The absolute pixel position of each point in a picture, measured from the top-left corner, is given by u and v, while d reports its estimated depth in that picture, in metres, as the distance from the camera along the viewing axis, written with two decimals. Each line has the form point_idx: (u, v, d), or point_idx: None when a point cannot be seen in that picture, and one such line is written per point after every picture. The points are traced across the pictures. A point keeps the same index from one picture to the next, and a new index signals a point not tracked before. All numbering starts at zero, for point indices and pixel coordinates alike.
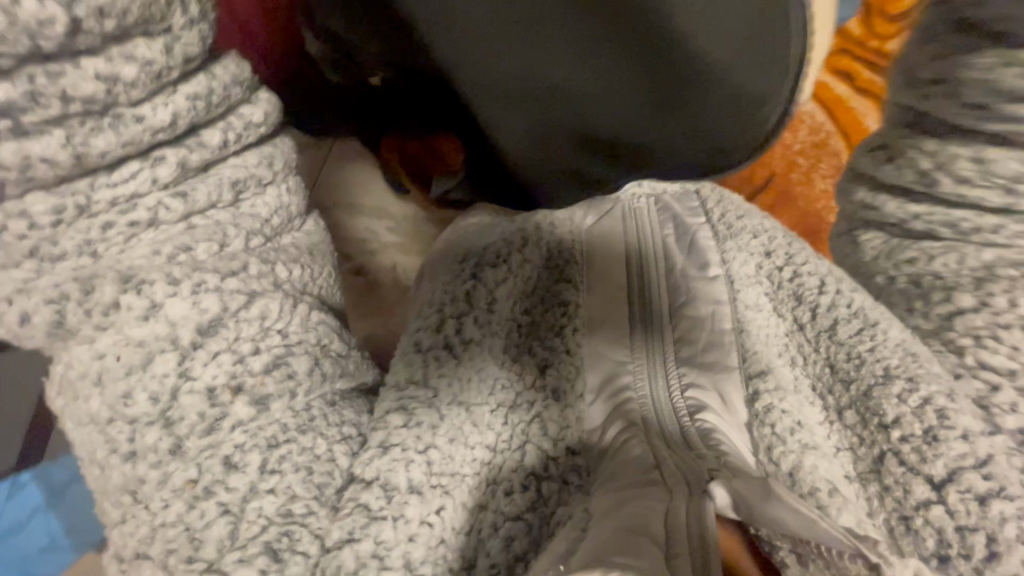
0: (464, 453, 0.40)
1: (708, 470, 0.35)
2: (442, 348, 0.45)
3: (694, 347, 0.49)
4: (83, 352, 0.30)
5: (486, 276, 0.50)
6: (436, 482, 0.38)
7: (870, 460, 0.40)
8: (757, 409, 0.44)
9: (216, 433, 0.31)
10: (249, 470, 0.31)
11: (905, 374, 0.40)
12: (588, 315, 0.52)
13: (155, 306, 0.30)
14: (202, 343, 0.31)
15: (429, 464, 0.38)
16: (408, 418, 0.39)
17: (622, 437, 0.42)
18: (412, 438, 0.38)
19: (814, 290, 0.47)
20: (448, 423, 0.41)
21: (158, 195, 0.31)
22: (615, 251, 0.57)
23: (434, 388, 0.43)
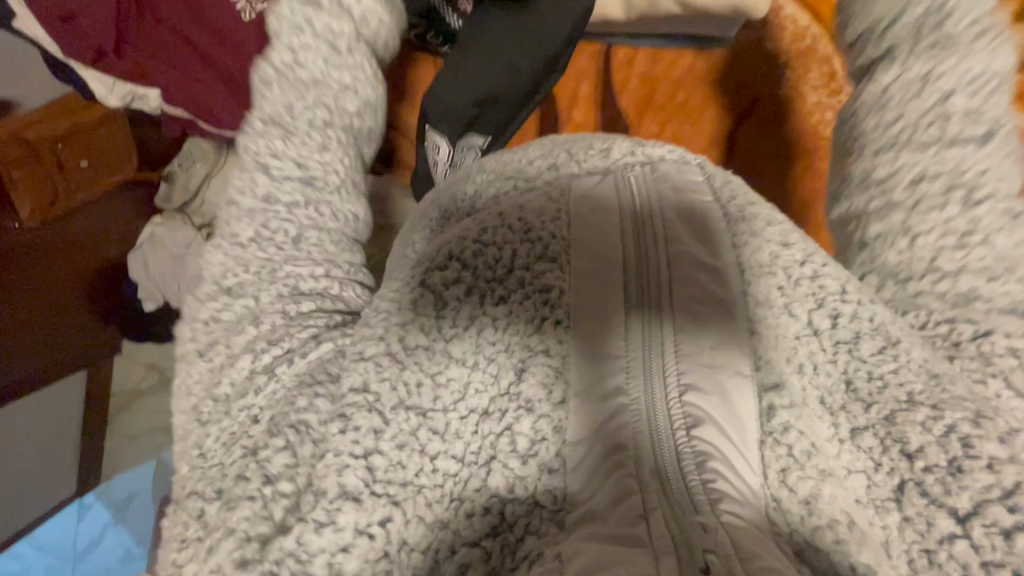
0: (420, 463, 0.36)
1: (702, 550, 0.32)
2: (385, 353, 0.39)
3: (700, 344, 0.41)
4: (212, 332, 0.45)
5: (436, 283, 0.41)
6: (380, 491, 0.35)
7: (889, 488, 0.39)
8: (773, 426, 0.39)
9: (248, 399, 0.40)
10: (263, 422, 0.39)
11: (930, 402, 0.40)
12: (578, 301, 0.42)
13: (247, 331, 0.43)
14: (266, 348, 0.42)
15: (370, 470, 0.35)
16: (343, 424, 0.36)
17: (607, 468, 0.36)
18: (349, 443, 0.36)
19: (835, 294, 0.43)
20: (394, 427, 0.36)
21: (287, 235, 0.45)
22: (608, 216, 0.47)
23: (376, 391, 0.37)
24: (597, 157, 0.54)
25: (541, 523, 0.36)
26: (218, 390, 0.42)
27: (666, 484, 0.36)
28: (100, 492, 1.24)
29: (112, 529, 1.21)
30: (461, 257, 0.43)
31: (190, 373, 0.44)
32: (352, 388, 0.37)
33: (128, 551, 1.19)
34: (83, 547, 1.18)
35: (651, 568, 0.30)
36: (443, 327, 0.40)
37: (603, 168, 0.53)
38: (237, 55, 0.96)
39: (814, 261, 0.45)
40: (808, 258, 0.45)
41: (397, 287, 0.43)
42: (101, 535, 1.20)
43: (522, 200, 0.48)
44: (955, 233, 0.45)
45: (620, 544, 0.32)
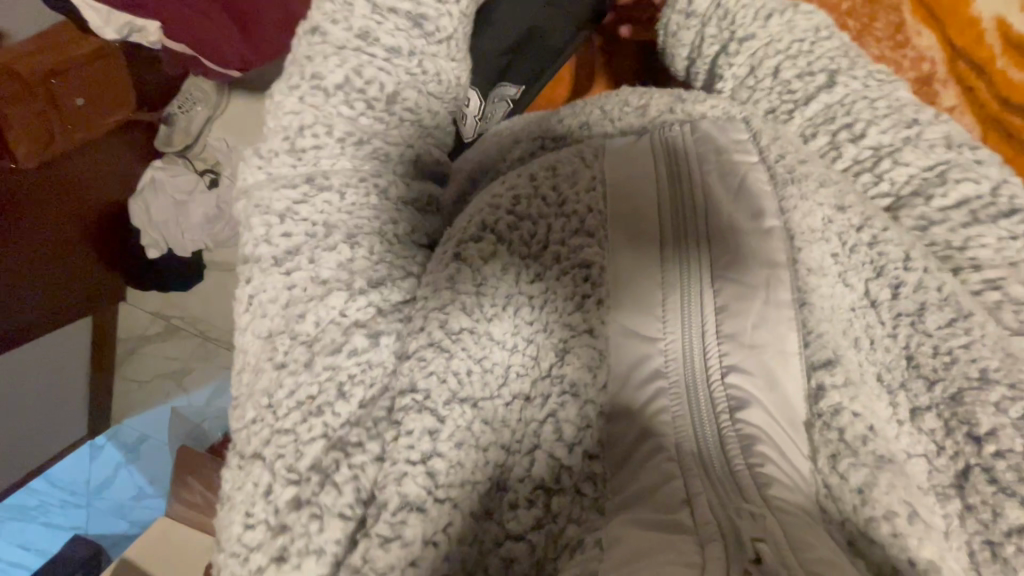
0: (476, 458, 0.34)
1: (752, 536, 0.30)
2: (428, 344, 0.36)
3: (744, 321, 0.38)
4: (279, 278, 0.40)
5: (472, 257, 0.39)
6: (444, 496, 0.33)
7: (952, 474, 0.37)
8: (822, 408, 0.37)
9: (340, 357, 0.37)
10: (352, 402, 0.36)
11: (1006, 380, 0.38)
12: (615, 278, 0.40)
13: (350, 260, 0.40)
14: (362, 293, 0.39)
15: (431, 476, 0.33)
16: (399, 429, 0.34)
17: (648, 454, 0.35)
18: (405, 450, 0.33)
19: (897, 263, 0.42)
20: (451, 424, 0.34)
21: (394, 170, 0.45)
22: (643, 184, 0.45)
23: (426, 389, 0.35)
24: (632, 115, 0.52)
25: (581, 510, 0.35)
26: (298, 329, 0.38)
27: (710, 470, 0.35)
28: (112, 435, 1.49)
29: (126, 467, 1.45)
30: (496, 228, 0.41)
31: (262, 287, 0.40)
32: (405, 389, 0.35)
33: (140, 490, 1.43)
34: (95, 485, 1.44)
35: (696, 556, 0.29)
36: (484, 305, 0.38)
37: (638, 129, 0.51)
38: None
39: (874, 227, 0.43)
40: (866, 223, 0.43)
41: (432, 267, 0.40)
42: (116, 469, 1.45)
43: (553, 158, 0.46)
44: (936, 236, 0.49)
45: (663, 532, 0.31)
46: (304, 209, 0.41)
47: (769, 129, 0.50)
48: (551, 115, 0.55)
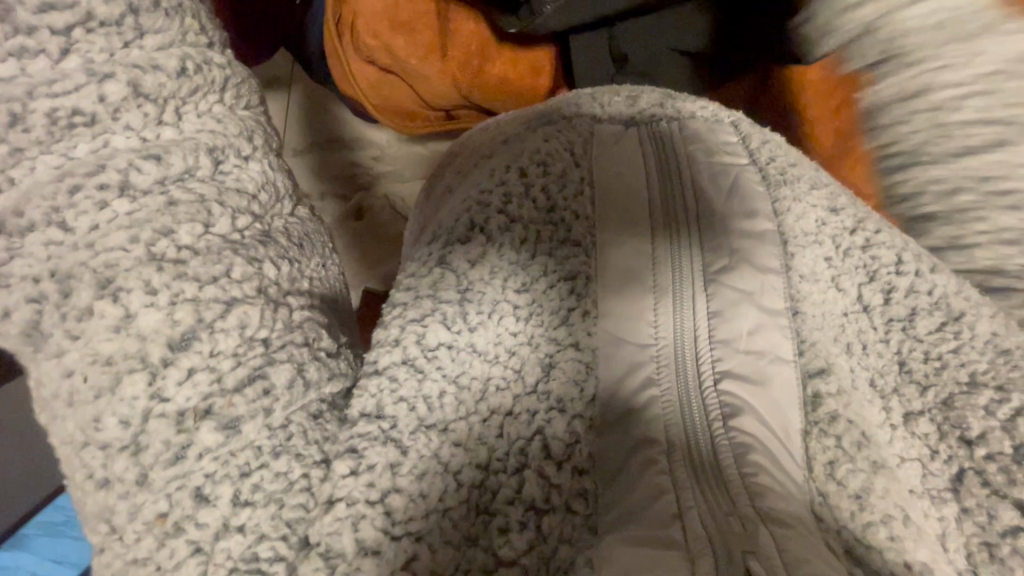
0: (442, 482, 0.32)
1: (742, 556, 0.30)
2: (401, 362, 0.35)
3: (737, 328, 0.38)
4: (52, 367, 0.26)
5: (458, 260, 0.40)
6: (400, 532, 0.29)
7: (948, 478, 0.37)
8: (821, 416, 0.37)
9: (184, 461, 0.26)
10: (220, 504, 0.27)
11: (994, 383, 0.38)
12: (604, 287, 0.40)
13: (128, 317, 0.26)
14: (174, 359, 0.26)
15: (388, 515, 0.29)
16: (356, 462, 0.30)
17: (640, 463, 0.34)
18: (363, 485, 0.30)
19: (890, 267, 0.41)
20: (413, 456, 0.31)
21: (128, 156, 0.27)
22: (635, 185, 0.44)
23: (391, 417, 0.32)
24: (623, 103, 0.51)
25: (575, 530, 0.33)
26: (100, 436, 0.26)
27: (705, 480, 0.34)
28: None
29: None
30: (487, 227, 0.41)
31: (39, 376, 0.27)
32: (363, 414, 0.32)
33: None
34: None
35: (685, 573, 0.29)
36: (467, 314, 0.37)
37: (628, 117, 0.50)
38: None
39: (867, 229, 0.42)
40: (858, 227, 0.43)
41: (414, 268, 0.40)
42: None
43: (541, 147, 0.45)
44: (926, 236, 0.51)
45: (651, 548, 0.31)
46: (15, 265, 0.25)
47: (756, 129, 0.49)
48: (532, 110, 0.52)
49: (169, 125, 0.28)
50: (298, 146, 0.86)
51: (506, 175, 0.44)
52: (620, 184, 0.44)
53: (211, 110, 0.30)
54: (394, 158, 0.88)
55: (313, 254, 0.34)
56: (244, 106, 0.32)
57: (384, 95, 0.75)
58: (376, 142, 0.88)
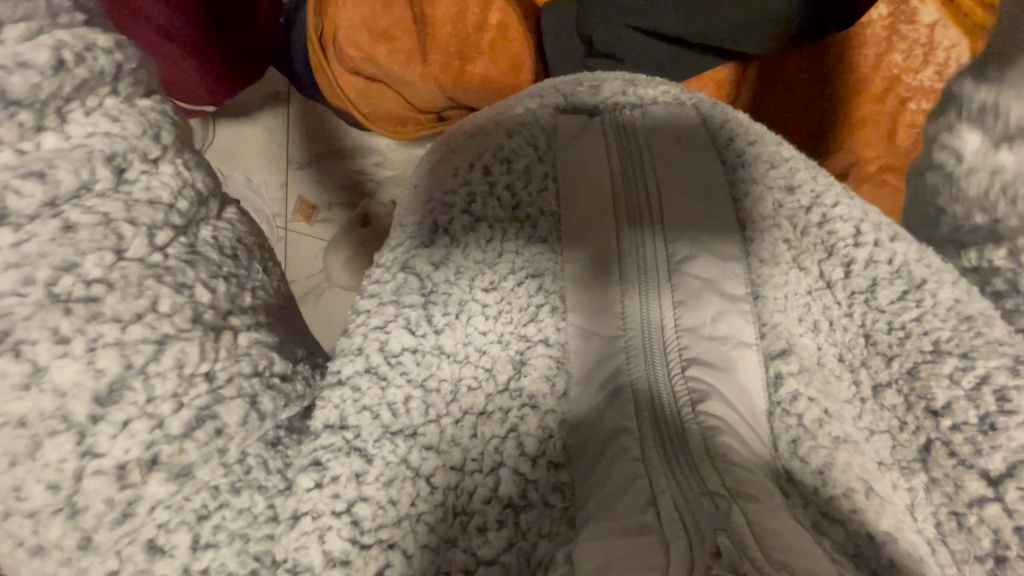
0: (411, 489, 0.32)
1: (714, 534, 0.30)
2: (364, 371, 0.35)
3: (702, 315, 0.39)
4: None
5: (420, 263, 0.40)
6: (370, 541, 0.30)
7: (915, 449, 0.36)
8: (781, 396, 0.38)
9: (134, 517, 0.24)
10: (179, 553, 0.25)
11: (959, 350, 0.35)
12: (573, 280, 0.40)
13: (39, 370, 0.22)
14: (104, 413, 0.23)
15: (355, 525, 0.30)
16: (320, 474, 0.30)
17: (614, 452, 0.35)
18: (327, 498, 0.30)
19: (847, 240, 0.41)
20: (379, 463, 0.32)
21: (8, 176, 0.22)
22: (597, 176, 0.45)
23: (355, 427, 0.32)
24: (586, 91, 0.51)
25: (553, 524, 0.34)
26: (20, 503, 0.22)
27: (678, 464, 0.35)
28: None
29: None
30: (449, 229, 0.42)
31: None
32: (327, 426, 0.32)
33: None
34: None
35: (660, 558, 0.29)
36: (433, 316, 0.38)
37: (591, 108, 0.51)
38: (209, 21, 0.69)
39: (823, 205, 0.42)
40: (815, 203, 0.43)
41: (377, 274, 0.40)
42: None
43: (507, 142, 0.46)
44: None
45: (629, 535, 0.30)
46: None
47: (720, 111, 0.49)
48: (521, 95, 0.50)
49: (52, 131, 0.23)
50: (302, 159, 0.85)
51: (469, 174, 0.44)
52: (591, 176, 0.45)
53: (105, 106, 0.24)
54: (398, 164, 0.87)
55: (252, 263, 0.30)
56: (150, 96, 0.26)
57: (371, 102, 0.74)
58: (377, 148, 0.87)
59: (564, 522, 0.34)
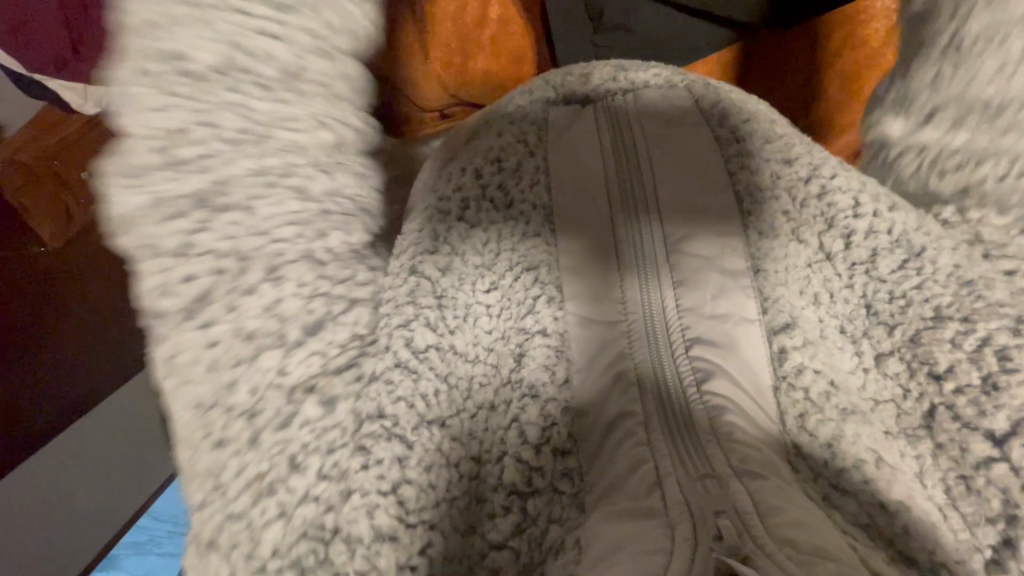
0: (446, 475, 0.32)
1: (714, 515, 0.30)
2: (395, 365, 0.34)
3: (702, 293, 0.38)
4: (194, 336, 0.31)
5: (429, 270, 0.38)
6: (415, 521, 0.30)
7: (920, 415, 0.36)
8: (787, 370, 0.37)
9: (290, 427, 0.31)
10: (309, 473, 0.30)
11: (959, 314, 0.36)
12: (569, 268, 0.40)
13: None
14: None
15: (402, 505, 0.30)
16: (366, 456, 0.30)
17: (619, 440, 0.35)
18: (374, 479, 0.30)
19: (847, 212, 0.40)
20: (420, 449, 0.32)
21: None
22: (589, 163, 0.45)
23: (393, 416, 0.32)
24: (575, 79, 0.51)
25: (563, 509, 0.34)
26: None
27: (683, 445, 0.34)
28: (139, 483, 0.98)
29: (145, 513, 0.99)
30: (447, 239, 0.40)
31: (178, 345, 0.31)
32: (368, 414, 0.32)
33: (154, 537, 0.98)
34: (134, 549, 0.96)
35: (665, 539, 0.29)
36: (446, 318, 0.37)
37: (581, 94, 0.50)
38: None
39: (822, 176, 0.41)
40: (814, 174, 0.41)
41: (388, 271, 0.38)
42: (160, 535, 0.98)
43: (501, 143, 0.45)
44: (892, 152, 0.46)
45: (636, 518, 0.31)
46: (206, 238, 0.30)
47: (712, 91, 0.48)
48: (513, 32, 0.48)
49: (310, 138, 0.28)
50: None
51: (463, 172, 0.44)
52: (585, 163, 0.45)
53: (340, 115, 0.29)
54: None
55: None
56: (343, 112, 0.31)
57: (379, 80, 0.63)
58: None
59: (573, 506, 0.34)
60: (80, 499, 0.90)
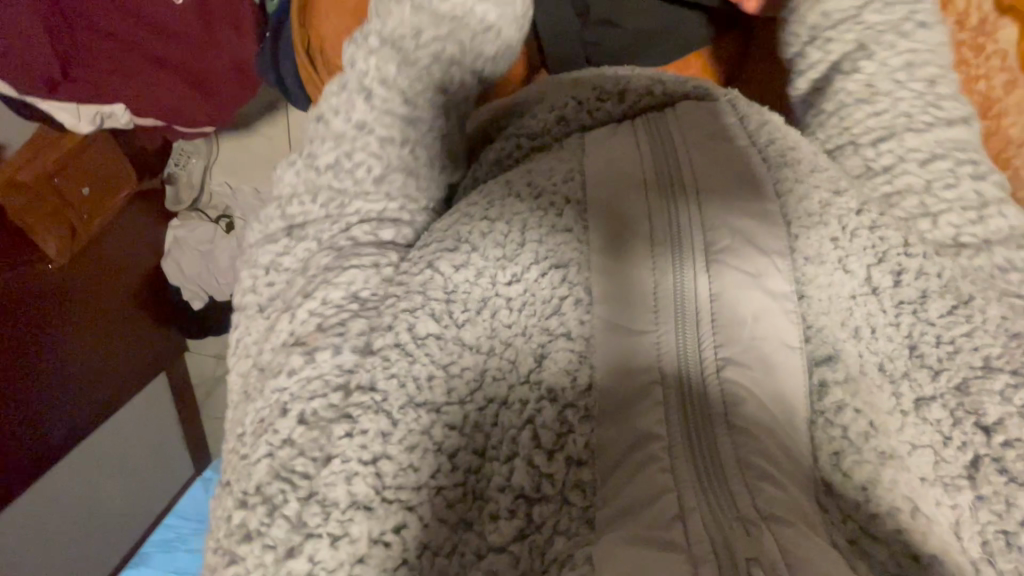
0: (436, 460, 0.33)
1: (745, 563, 0.29)
2: (393, 345, 0.35)
3: (743, 312, 0.36)
4: (258, 326, 0.45)
5: (444, 264, 0.38)
6: (391, 497, 0.32)
7: (960, 465, 0.35)
8: (825, 405, 0.35)
9: (266, 396, 0.37)
10: (290, 421, 0.35)
11: (1010, 367, 0.36)
12: (601, 267, 0.38)
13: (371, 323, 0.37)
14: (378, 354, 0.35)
15: (379, 477, 0.32)
16: (351, 425, 0.33)
17: (641, 460, 0.32)
18: (355, 447, 0.33)
19: (898, 248, 0.38)
20: (404, 428, 0.34)
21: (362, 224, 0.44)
22: (629, 165, 0.42)
23: (383, 391, 0.34)
24: (611, 83, 0.49)
25: (571, 522, 0.33)
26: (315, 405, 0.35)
27: (707, 475, 0.32)
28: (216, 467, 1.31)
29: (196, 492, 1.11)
30: (469, 237, 0.39)
31: (247, 331, 0.45)
32: (359, 386, 0.34)
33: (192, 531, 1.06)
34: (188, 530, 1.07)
35: None
36: (454, 311, 0.37)
37: (620, 98, 0.49)
38: (195, 59, 0.82)
39: (871, 211, 0.40)
40: (863, 208, 0.40)
41: (405, 264, 0.40)
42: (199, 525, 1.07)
43: (533, 166, 0.45)
44: (952, 180, 0.44)
45: (656, 549, 0.29)
46: (278, 254, 0.45)
47: (757, 110, 0.47)
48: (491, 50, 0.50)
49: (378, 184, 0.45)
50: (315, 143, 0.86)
51: (494, 182, 0.44)
52: (622, 163, 0.42)
53: (394, 174, 0.45)
54: None
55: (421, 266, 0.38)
56: (390, 175, 0.45)
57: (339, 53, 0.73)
58: None
59: (583, 521, 0.32)
60: (111, 491, 1.17)
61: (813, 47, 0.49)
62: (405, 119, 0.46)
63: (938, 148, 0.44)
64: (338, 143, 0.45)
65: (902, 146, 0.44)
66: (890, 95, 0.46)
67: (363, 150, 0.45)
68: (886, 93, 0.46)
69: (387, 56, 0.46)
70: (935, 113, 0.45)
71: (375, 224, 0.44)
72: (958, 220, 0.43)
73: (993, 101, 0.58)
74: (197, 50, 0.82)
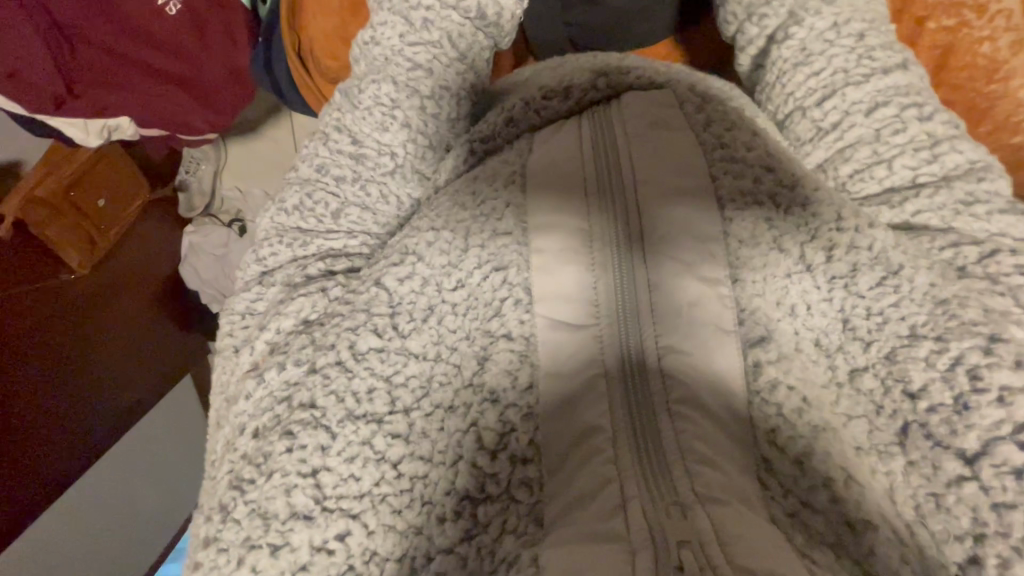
0: (377, 471, 0.34)
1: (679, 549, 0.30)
2: (334, 362, 0.37)
3: (680, 301, 0.36)
4: (230, 357, 0.48)
5: (388, 279, 0.40)
6: (332, 506, 0.33)
7: (893, 432, 0.34)
8: (760, 385, 0.36)
9: (237, 423, 0.41)
10: (247, 437, 0.39)
11: (934, 334, 0.34)
12: (541, 266, 0.37)
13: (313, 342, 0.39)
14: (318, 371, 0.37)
15: (319, 487, 0.34)
16: (290, 441, 0.35)
17: (583, 456, 0.33)
18: (295, 461, 0.34)
19: (831, 223, 0.38)
20: (342, 441, 0.35)
21: (318, 256, 0.47)
22: (569, 162, 0.42)
23: (322, 407, 0.36)
24: (551, 77, 0.49)
25: (519, 519, 0.34)
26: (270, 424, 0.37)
27: (648, 464, 0.33)
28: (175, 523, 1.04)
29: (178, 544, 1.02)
30: (416, 249, 0.40)
31: (221, 366, 0.48)
32: (301, 404, 0.36)
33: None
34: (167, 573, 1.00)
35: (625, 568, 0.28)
36: (398, 322, 0.38)
37: (562, 92, 0.49)
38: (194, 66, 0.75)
39: (806, 186, 0.40)
40: (799, 185, 0.40)
41: (356, 284, 0.41)
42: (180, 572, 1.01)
43: (480, 169, 0.45)
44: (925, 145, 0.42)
45: (594, 540, 0.30)
46: (249, 292, 0.48)
47: (696, 96, 0.47)
48: (439, 66, 0.47)
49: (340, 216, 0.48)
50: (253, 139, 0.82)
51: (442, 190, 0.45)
52: (557, 160, 0.43)
53: (352, 207, 0.48)
54: None
55: (365, 284, 0.40)
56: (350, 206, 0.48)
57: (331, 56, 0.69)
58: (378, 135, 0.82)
59: (529, 517, 0.34)
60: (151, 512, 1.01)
61: (751, 23, 0.48)
62: (353, 157, 0.48)
63: (879, 97, 0.43)
64: (304, 184, 0.48)
65: (845, 102, 0.44)
66: (822, 56, 0.45)
67: (320, 189, 0.48)
68: (819, 53, 0.45)
69: (346, 105, 0.48)
70: (870, 64, 0.44)
71: (330, 260, 0.46)
72: (912, 162, 0.42)
73: (999, 63, 0.54)
74: (199, 60, 0.75)
